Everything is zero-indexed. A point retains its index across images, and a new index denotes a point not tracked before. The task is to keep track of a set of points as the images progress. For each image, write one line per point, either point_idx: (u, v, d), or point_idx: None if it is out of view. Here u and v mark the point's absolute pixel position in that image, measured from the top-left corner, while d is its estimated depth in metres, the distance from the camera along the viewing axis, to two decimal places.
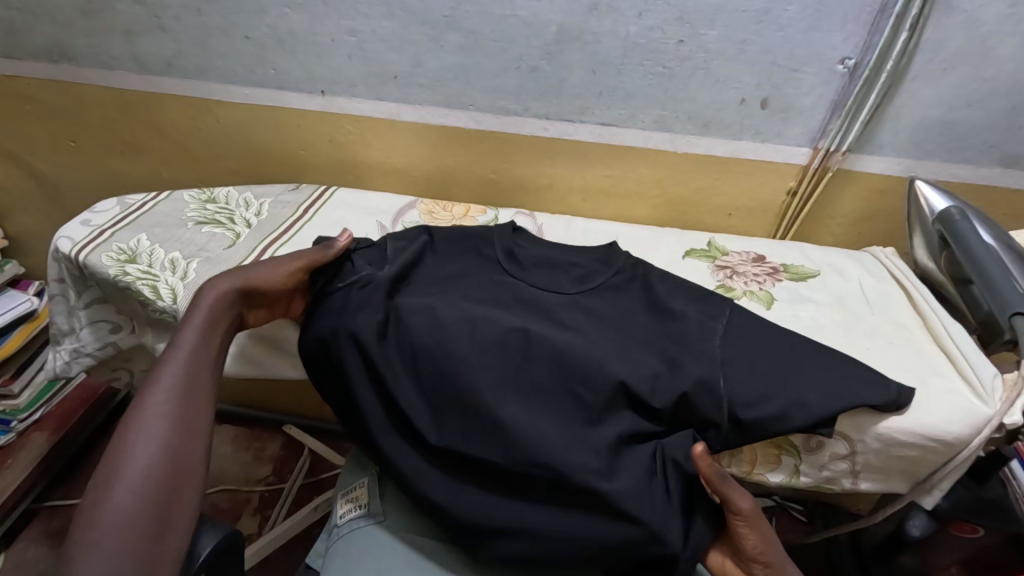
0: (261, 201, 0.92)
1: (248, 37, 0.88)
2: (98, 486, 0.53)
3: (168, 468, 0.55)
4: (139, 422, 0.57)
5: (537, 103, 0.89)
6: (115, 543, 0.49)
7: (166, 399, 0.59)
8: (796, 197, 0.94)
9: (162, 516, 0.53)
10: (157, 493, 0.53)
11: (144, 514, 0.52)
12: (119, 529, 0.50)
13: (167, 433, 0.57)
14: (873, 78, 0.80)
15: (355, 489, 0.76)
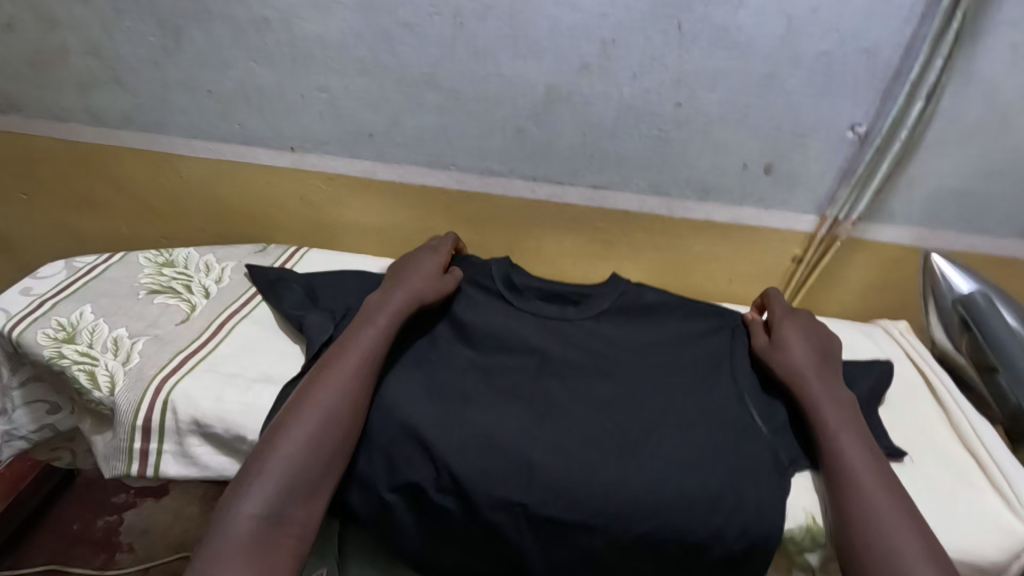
0: (224, 265, 0.85)
1: (212, 92, 0.82)
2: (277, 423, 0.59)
3: (335, 421, 0.60)
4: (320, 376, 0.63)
5: (523, 164, 0.83)
6: (277, 477, 0.55)
7: (348, 360, 0.64)
8: (802, 265, 0.87)
9: (321, 461, 0.58)
10: (320, 441, 0.58)
11: (310, 456, 0.57)
12: (285, 464, 0.56)
13: (340, 388, 0.62)
14: (885, 146, 0.74)
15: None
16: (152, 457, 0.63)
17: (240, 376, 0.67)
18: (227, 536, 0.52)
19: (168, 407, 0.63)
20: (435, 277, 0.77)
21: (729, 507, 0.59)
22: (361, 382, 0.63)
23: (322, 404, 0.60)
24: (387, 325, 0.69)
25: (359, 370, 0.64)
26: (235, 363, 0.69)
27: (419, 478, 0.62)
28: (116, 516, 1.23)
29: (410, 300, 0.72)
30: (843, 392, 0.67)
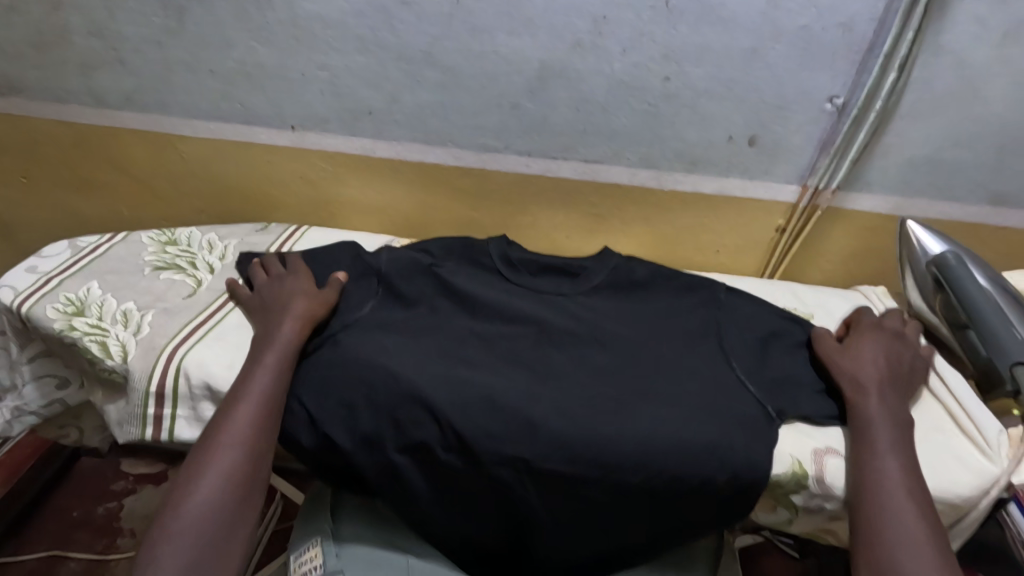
0: (227, 243, 0.87)
1: (213, 71, 0.83)
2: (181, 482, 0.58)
3: (238, 479, 0.59)
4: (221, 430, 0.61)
5: (519, 140, 0.86)
6: (184, 543, 0.55)
7: (248, 408, 0.62)
8: (785, 234, 0.91)
9: (225, 523, 0.57)
10: (223, 500, 0.57)
11: (215, 513, 0.57)
12: (193, 529, 0.55)
13: (238, 441, 0.60)
14: (862, 117, 0.78)
15: (308, 549, 0.69)
16: (166, 422, 0.65)
17: (249, 346, 0.69)
18: None
19: (181, 373, 0.66)
20: (315, 294, 0.74)
21: (721, 454, 0.63)
22: (259, 431, 0.62)
23: (219, 460, 0.59)
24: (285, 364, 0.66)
25: (260, 421, 0.62)
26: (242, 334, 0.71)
27: (425, 438, 0.64)
28: (116, 503, 1.23)
29: (303, 326, 0.70)
30: (897, 417, 0.64)
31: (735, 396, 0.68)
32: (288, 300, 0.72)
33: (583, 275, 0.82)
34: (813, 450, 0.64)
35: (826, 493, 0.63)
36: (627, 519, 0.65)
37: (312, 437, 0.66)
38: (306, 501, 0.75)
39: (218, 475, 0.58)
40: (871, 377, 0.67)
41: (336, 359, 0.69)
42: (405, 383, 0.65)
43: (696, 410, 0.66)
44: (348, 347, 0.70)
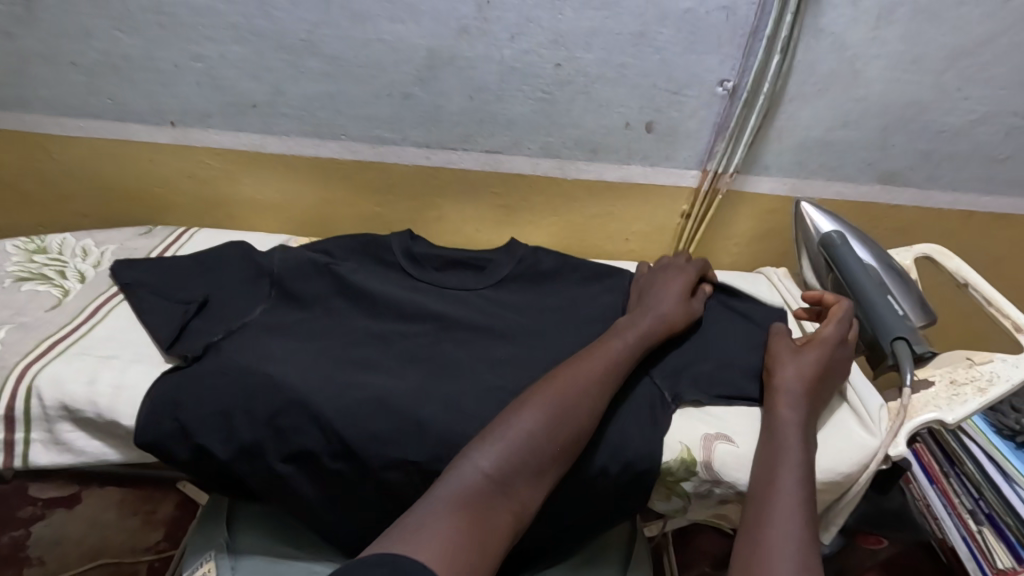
0: (104, 249, 0.81)
1: (76, 64, 0.77)
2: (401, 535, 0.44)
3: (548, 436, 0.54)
4: (478, 477, 0.50)
5: (414, 131, 0.83)
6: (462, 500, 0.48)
7: (507, 446, 0.52)
8: (690, 220, 0.92)
9: (505, 483, 0.51)
10: (509, 460, 0.52)
11: (502, 477, 0.51)
12: (464, 491, 0.49)
13: (496, 482, 0.50)
14: (753, 100, 0.79)
15: (200, 565, 0.66)
16: (19, 447, 0.61)
17: (115, 357, 0.65)
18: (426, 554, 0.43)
19: (31, 393, 0.61)
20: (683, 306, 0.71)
21: (612, 443, 0.62)
22: (549, 460, 0.53)
23: (543, 406, 0.55)
24: (601, 387, 0.59)
25: (521, 458, 0.52)
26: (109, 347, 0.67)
27: (310, 446, 0.61)
28: (21, 531, 1.11)
29: (658, 326, 0.67)
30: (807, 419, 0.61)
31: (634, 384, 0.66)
32: (654, 304, 0.70)
33: (487, 268, 0.81)
34: (703, 436, 0.64)
35: (716, 479, 0.63)
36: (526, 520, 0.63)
37: (185, 449, 0.60)
38: (203, 504, 0.71)
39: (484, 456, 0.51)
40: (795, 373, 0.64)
41: (211, 368, 0.63)
42: (286, 392, 0.61)
43: None
44: (229, 355, 0.64)
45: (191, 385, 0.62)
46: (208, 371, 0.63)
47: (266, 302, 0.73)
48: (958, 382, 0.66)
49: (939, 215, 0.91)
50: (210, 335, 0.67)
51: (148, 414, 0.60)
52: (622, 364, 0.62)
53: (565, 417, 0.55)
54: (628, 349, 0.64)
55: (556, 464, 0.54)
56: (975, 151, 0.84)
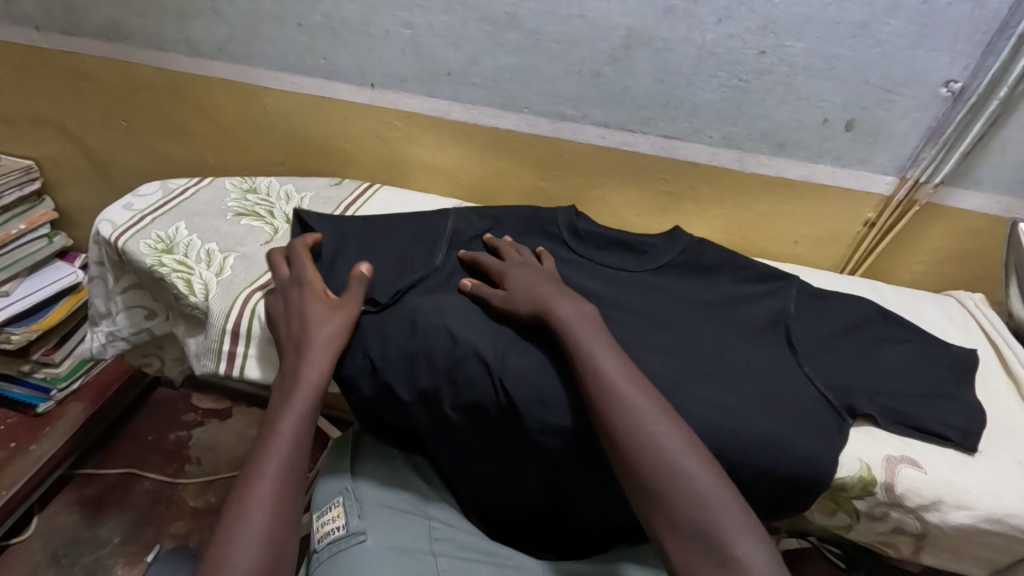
0: (303, 195, 0.91)
1: (300, 25, 0.85)
2: (244, 480, 0.54)
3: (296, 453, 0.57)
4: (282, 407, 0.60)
5: (596, 110, 0.83)
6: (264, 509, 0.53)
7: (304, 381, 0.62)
8: (874, 229, 0.85)
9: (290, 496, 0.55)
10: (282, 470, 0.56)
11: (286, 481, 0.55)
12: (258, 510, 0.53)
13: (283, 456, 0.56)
14: (980, 105, 0.71)
15: (330, 508, 0.70)
16: (238, 359, 0.70)
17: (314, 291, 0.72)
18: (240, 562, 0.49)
19: (255, 315, 0.70)
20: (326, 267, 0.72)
21: (784, 450, 0.59)
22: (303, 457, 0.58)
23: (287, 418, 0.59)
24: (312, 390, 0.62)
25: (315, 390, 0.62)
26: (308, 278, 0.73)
27: (481, 398, 0.63)
28: (185, 433, 1.31)
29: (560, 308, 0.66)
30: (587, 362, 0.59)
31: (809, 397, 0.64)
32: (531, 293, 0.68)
33: (651, 252, 0.79)
34: (886, 457, 0.60)
35: (895, 502, 0.60)
36: None
37: (370, 385, 0.66)
38: (328, 451, 0.78)
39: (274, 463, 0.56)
40: (595, 345, 0.60)
41: (400, 313, 0.68)
42: (464, 345, 0.64)
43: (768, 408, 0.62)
44: (412, 306, 0.68)
45: (379, 329, 0.67)
46: (393, 318, 0.68)
47: (442, 257, 0.76)
48: None
49: None
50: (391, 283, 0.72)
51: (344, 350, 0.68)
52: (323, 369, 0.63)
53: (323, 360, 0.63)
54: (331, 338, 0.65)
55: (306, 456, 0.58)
56: None
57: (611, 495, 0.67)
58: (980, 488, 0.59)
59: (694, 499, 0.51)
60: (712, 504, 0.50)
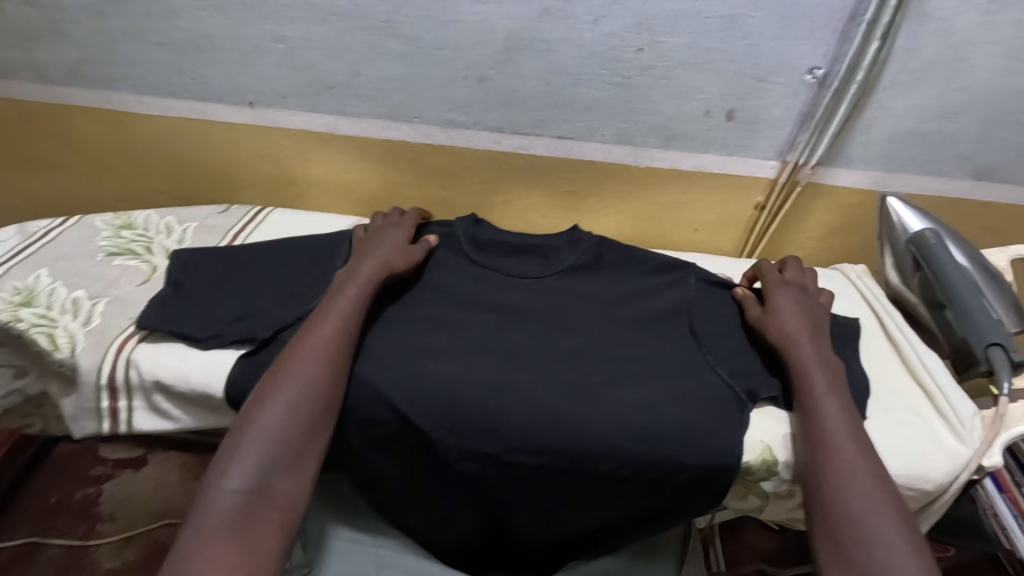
0: (185, 227, 0.84)
1: (161, 43, 0.79)
2: (235, 435, 0.56)
3: (297, 418, 0.57)
4: (283, 373, 0.60)
5: (488, 115, 0.82)
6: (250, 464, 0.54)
7: (285, 398, 0.58)
8: (764, 212, 0.89)
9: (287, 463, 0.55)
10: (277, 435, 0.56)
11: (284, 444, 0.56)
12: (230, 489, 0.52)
13: (289, 413, 0.57)
14: (843, 89, 0.75)
15: None
16: (122, 413, 0.66)
17: (182, 341, 0.67)
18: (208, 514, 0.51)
19: (130, 365, 0.65)
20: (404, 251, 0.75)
21: (687, 443, 0.61)
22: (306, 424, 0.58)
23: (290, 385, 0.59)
24: (330, 349, 0.62)
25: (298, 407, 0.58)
26: (180, 321, 0.68)
27: (380, 416, 0.64)
28: (93, 489, 1.19)
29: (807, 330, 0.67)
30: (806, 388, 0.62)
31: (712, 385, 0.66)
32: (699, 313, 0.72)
33: (551, 256, 0.79)
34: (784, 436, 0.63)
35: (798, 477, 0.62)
36: (599, 510, 0.65)
37: None
38: None
39: (274, 419, 0.57)
40: (820, 385, 0.62)
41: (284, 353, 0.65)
42: (360, 385, 0.65)
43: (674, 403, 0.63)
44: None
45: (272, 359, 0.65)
46: (287, 351, 0.65)
47: (328, 287, 0.73)
48: None
49: None
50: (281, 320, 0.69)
51: (237, 375, 0.64)
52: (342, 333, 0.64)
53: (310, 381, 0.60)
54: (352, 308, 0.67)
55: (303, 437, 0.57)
56: None
57: (546, 517, 0.66)
58: None
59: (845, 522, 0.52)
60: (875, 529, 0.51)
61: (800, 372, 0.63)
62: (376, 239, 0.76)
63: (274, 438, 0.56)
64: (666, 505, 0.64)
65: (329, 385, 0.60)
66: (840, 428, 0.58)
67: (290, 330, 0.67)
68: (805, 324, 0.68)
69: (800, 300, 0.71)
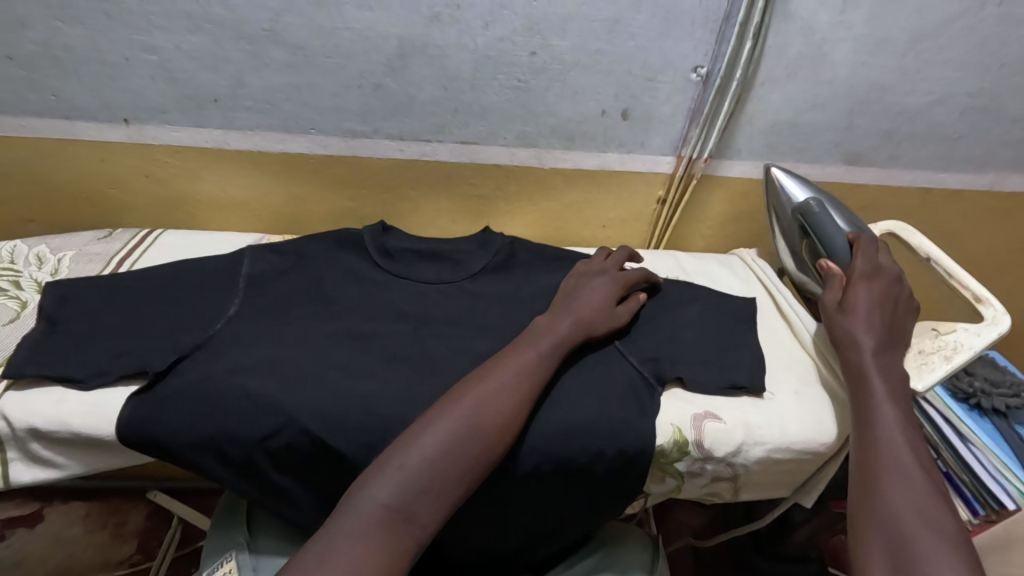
0: (60, 255, 0.78)
1: (10, 57, 0.71)
2: (399, 447, 0.53)
3: (432, 461, 0.52)
4: (458, 400, 0.56)
5: (387, 123, 0.80)
6: (393, 488, 0.50)
7: (435, 440, 0.53)
8: (665, 205, 0.93)
9: (406, 510, 0.50)
10: (425, 471, 0.51)
11: (423, 479, 0.51)
12: (369, 509, 0.49)
13: (447, 449, 0.53)
14: (725, 86, 0.80)
15: (221, 565, 0.65)
16: None
17: (58, 383, 0.63)
18: (343, 524, 0.48)
19: None
20: (606, 313, 0.70)
21: (604, 435, 0.62)
22: (451, 480, 0.52)
23: (449, 421, 0.54)
24: (502, 405, 0.57)
25: (448, 451, 0.53)
26: (58, 362, 0.63)
27: (294, 442, 0.61)
28: None
29: (575, 329, 0.66)
30: (869, 406, 0.59)
31: (626, 374, 0.68)
32: (574, 307, 0.69)
33: (462, 262, 0.80)
34: (693, 415, 0.66)
35: (707, 455, 0.65)
36: (539, 509, 0.65)
37: (177, 450, 0.60)
38: (221, 508, 0.72)
39: (417, 456, 0.52)
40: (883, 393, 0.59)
41: (182, 386, 0.62)
42: (271, 410, 0.61)
43: (589, 397, 0.65)
44: (200, 377, 0.62)
45: (172, 395, 0.61)
46: (186, 384, 0.62)
47: (233, 311, 0.70)
48: (927, 352, 0.70)
49: (901, 192, 0.95)
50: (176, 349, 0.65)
51: (131, 417, 0.60)
52: (519, 388, 0.59)
53: (476, 425, 0.55)
54: (545, 357, 0.63)
55: (459, 488, 0.52)
56: (935, 130, 0.87)
57: (488, 524, 0.66)
58: (770, 423, 0.66)
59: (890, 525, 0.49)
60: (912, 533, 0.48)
61: (859, 382, 0.61)
62: (582, 290, 0.72)
63: (420, 472, 0.51)
64: (601, 496, 0.65)
65: (490, 441, 0.55)
66: (904, 456, 0.54)
67: (190, 360, 0.64)
68: (878, 328, 0.64)
69: (878, 309, 0.65)
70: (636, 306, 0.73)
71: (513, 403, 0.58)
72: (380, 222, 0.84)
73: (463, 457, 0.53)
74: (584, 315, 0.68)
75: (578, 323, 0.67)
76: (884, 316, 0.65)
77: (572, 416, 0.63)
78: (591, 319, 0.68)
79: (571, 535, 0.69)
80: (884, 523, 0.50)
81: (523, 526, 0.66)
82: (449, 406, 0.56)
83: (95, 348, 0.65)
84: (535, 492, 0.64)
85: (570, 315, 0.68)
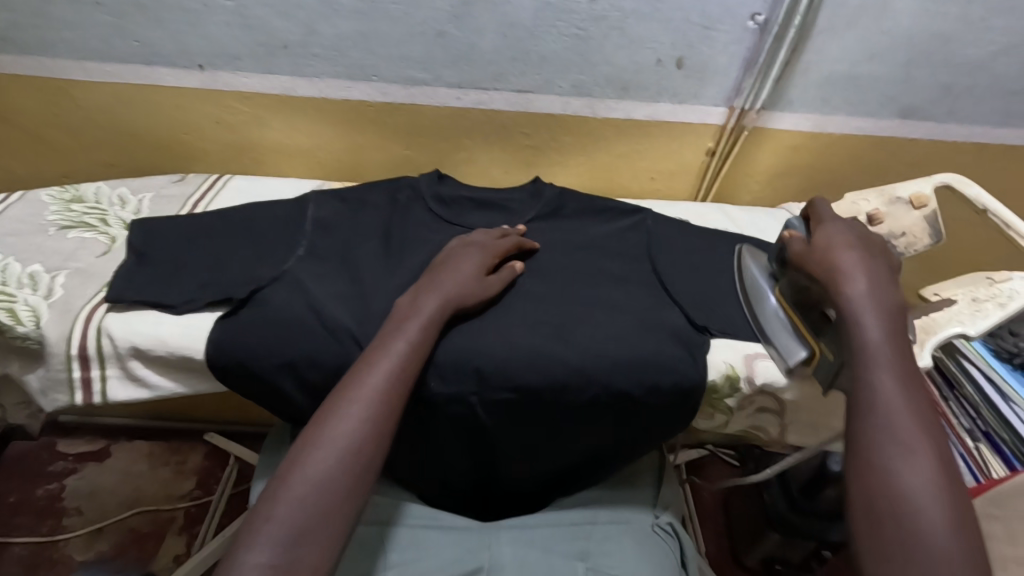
0: (141, 197, 0.84)
1: (99, 4, 0.75)
2: (303, 441, 0.52)
3: (356, 446, 0.51)
4: (354, 384, 0.55)
5: (447, 71, 0.83)
6: (324, 473, 0.50)
7: (386, 366, 0.56)
8: (715, 157, 0.94)
9: (349, 492, 0.50)
10: (353, 453, 0.51)
11: (353, 457, 0.51)
12: (317, 493, 0.49)
13: (358, 431, 0.52)
14: (784, 34, 0.80)
15: None
16: (96, 383, 0.67)
17: (153, 308, 0.68)
18: (269, 526, 0.47)
19: (102, 333, 0.66)
20: (473, 283, 0.67)
21: (660, 369, 0.65)
22: (369, 458, 0.52)
23: (362, 403, 0.53)
24: (403, 380, 0.56)
25: (402, 369, 0.57)
26: (151, 289, 0.68)
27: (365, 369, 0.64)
28: (56, 484, 1.22)
29: (441, 302, 0.63)
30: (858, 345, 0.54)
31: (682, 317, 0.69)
32: (440, 279, 0.65)
33: (514, 210, 0.83)
34: (745, 354, 0.68)
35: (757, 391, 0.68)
36: (591, 438, 0.69)
37: (262, 372, 0.65)
38: (270, 440, 0.76)
39: (338, 443, 0.51)
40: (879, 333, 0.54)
41: (262, 314, 0.66)
42: (346, 337, 0.65)
43: (646, 332, 0.67)
44: (278, 306, 0.66)
45: (254, 322, 0.66)
46: (266, 314, 0.66)
47: (301, 250, 0.73)
48: (980, 300, 0.72)
49: (955, 148, 0.94)
50: (254, 280, 0.69)
51: (218, 344, 0.65)
52: (411, 361, 0.58)
53: (388, 398, 0.54)
54: (427, 330, 0.60)
55: (372, 469, 0.52)
56: (995, 84, 0.86)
57: (543, 449, 0.70)
58: None
59: (878, 470, 0.48)
60: (909, 483, 0.46)
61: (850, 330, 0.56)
62: (448, 259, 0.69)
63: (338, 458, 0.51)
64: (653, 427, 0.69)
65: (385, 422, 0.54)
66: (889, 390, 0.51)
67: (267, 292, 0.68)
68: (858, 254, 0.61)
69: (866, 263, 0.60)
70: (508, 277, 0.70)
71: (400, 379, 0.56)
72: (435, 170, 0.87)
73: (372, 439, 0.52)
74: (453, 285, 0.65)
75: (453, 291, 0.64)
76: (874, 272, 0.60)
77: (631, 349, 0.66)
78: (491, 285, 0.68)
79: (619, 463, 0.72)
80: (869, 456, 0.49)
81: (575, 452, 0.71)
82: (394, 333, 0.59)
83: (182, 276, 0.70)
84: (593, 421, 0.68)
85: (432, 292, 0.64)
